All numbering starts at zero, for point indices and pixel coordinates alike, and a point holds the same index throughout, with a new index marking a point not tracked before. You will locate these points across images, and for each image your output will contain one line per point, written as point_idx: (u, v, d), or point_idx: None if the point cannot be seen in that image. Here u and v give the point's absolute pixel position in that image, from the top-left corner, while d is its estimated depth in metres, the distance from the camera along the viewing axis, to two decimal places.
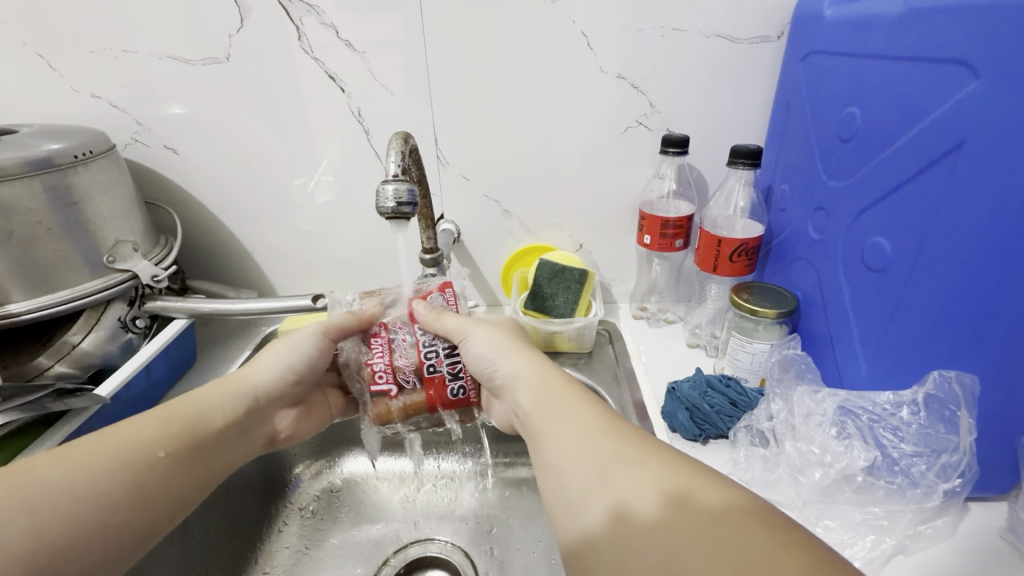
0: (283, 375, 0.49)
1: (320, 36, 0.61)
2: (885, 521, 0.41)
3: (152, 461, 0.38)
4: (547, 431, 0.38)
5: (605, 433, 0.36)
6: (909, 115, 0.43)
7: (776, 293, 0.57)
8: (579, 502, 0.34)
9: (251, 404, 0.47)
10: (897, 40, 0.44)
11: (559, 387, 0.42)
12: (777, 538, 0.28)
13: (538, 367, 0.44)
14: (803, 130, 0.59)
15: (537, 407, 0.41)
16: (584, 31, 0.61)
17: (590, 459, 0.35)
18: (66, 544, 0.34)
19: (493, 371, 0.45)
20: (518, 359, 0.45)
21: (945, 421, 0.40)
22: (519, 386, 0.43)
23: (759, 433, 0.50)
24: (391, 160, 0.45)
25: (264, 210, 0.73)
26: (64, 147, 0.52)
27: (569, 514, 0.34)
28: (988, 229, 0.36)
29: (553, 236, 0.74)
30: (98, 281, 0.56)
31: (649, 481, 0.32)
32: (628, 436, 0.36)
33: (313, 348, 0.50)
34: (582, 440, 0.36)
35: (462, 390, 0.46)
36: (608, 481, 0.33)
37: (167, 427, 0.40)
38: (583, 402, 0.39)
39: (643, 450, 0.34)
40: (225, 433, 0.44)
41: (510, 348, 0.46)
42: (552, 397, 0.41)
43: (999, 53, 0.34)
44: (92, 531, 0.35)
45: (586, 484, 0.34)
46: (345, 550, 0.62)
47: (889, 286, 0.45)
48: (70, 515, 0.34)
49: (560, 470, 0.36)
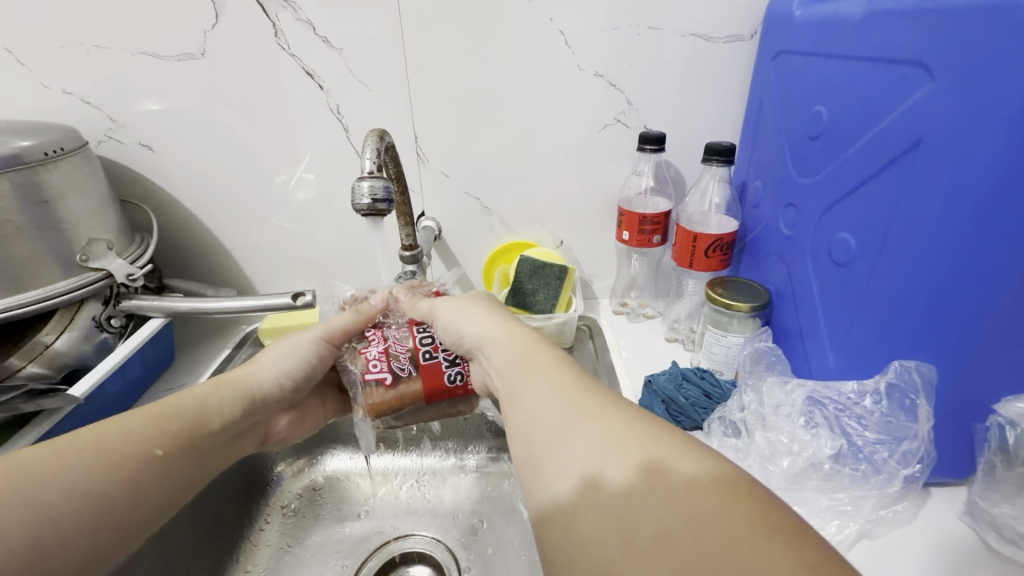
0: (279, 380, 0.50)
1: (297, 32, 0.61)
2: (849, 507, 0.43)
3: (147, 459, 0.38)
4: (517, 391, 0.38)
5: (572, 391, 0.35)
6: (872, 114, 0.44)
7: (749, 287, 0.58)
8: (544, 461, 0.33)
9: (250, 405, 0.48)
10: (860, 42, 0.45)
11: (528, 344, 0.42)
12: (744, 506, 0.26)
13: (503, 326, 0.44)
14: (774, 128, 0.60)
15: (507, 368, 0.40)
16: (561, 29, 0.61)
17: (557, 417, 0.34)
18: (54, 539, 0.32)
19: (462, 338, 0.46)
20: (484, 322, 0.45)
21: (905, 409, 0.42)
22: (488, 348, 0.43)
23: (733, 424, 0.51)
24: (366, 157, 0.45)
25: (243, 208, 0.72)
26: (34, 144, 0.51)
27: (536, 471, 0.33)
28: (944, 225, 0.37)
29: (533, 233, 0.75)
30: (71, 281, 0.55)
31: (612, 444, 0.31)
32: (596, 393, 0.35)
33: (313, 356, 0.51)
34: (550, 398, 0.36)
35: (461, 376, 0.47)
36: (573, 438, 0.32)
37: (164, 426, 0.40)
38: (552, 362, 0.39)
39: (609, 407, 0.33)
40: (219, 434, 0.44)
41: (475, 313, 0.46)
42: (522, 356, 0.40)
43: (954, 55, 0.36)
44: (82, 527, 0.34)
45: (553, 440, 0.33)
46: (327, 547, 0.62)
47: (854, 280, 0.46)
48: (65, 508, 0.33)
49: (529, 429, 0.35)
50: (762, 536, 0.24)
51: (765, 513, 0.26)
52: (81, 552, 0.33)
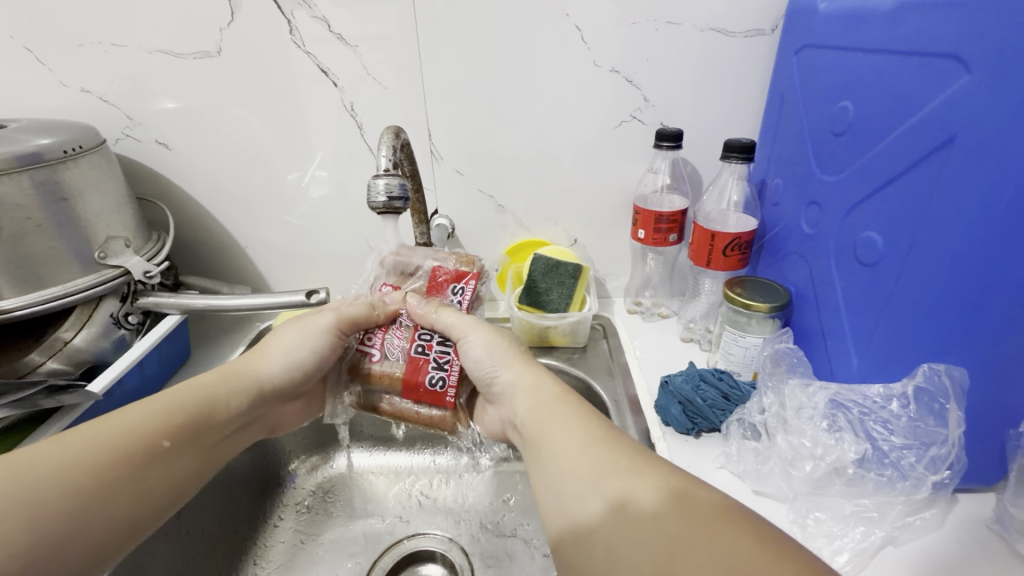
0: (287, 372, 0.48)
1: (312, 30, 0.61)
2: (874, 513, 0.42)
3: (154, 452, 0.38)
4: (542, 438, 0.38)
5: (600, 442, 0.35)
6: (901, 109, 0.43)
7: (769, 286, 0.57)
8: (575, 514, 0.33)
9: (257, 400, 0.47)
10: (889, 35, 0.44)
11: (551, 392, 0.41)
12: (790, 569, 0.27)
13: (536, 376, 0.43)
14: (797, 124, 0.58)
15: (532, 416, 0.40)
16: (577, 24, 0.60)
17: (585, 470, 0.34)
18: (54, 541, 0.33)
19: (493, 377, 0.44)
20: (518, 369, 0.44)
21: (934, 414, 0.41)
22: (517, 395, 0.42)
23: (752, 426, 0.50)
24: (382, 155, 0.45)
25: (257, 205, 0.72)
26: (53, 142, 0.52)
27: (564, 516, 0.34)
28: (978, 223, 0.36)
29: (547, 231, 0.74)
30: (90, 278, 0.56)
31: (646, 492, 0.31)
32: (625, 445, 0.35)
33: (323, 347, 0.48)
34: (577, 449, 0.35)
35: (441, 382, 0.44)
36: (604, 488, 0.33)
37: (171, 417, 0.41)
38: (575, 408, 0.39)
39: (641, 460, 0.33)
40: (224, 429, 0.44)
41: (507, 355, 0.45)
42: (546, 405, 0.40)
43: (992, 47, 0.34)
44: (86, 526, 0.34)
45: (581, 496, 0.33)
46: (340, 544, 0.62)
47: (882, 280, 0.45)
48: (67, 502, 0.34)
49: (554, 479, 0.35)
50: None
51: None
52: (91, 545, 0.35)
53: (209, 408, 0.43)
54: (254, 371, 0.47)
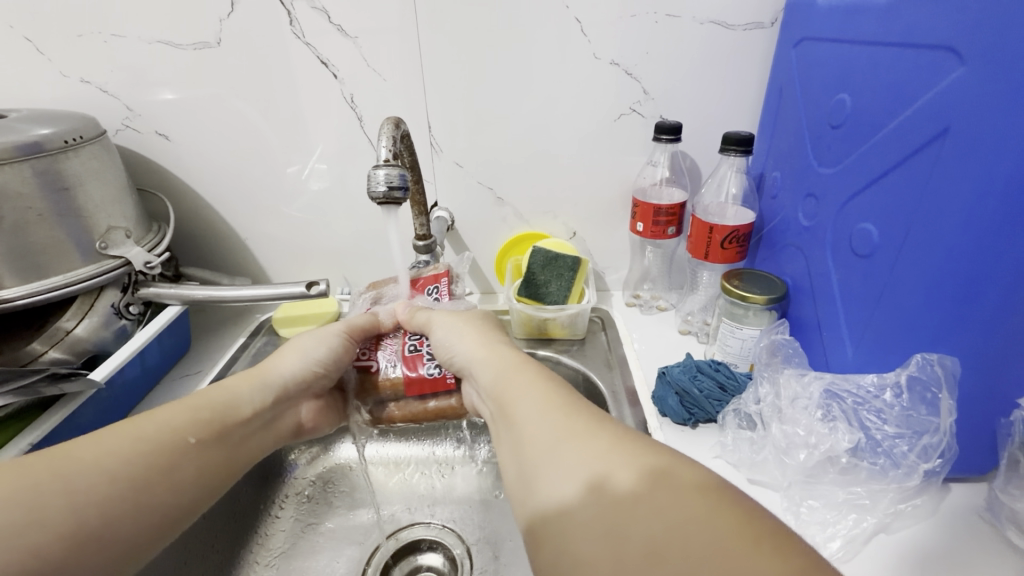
0: (308, 368, 0.50)
1: (312, 22, 0.61)
2: (867, 501, 0.42)
3: (183, 446, 0.39)
4: (507, 413, 0.38)
5: (557, 411, 0.36)
6: (897, 102, 0.43)
7: (766, 279, 0.58)
8: (536, 484, 0.33)
9: (280, 393, 0.48)
10: (886, 27, 0.44)
11: (514, 365, 0.42)
12: (732, 520, 0.26)
13: (492, 348, 0.45)
14: (795, 117, 0.59)
15: (496, 387, 0.41)
16: (577, 17, 0.60)
17: (543, 438, 0.34)
18: (100, 526, 0.33)
19: (452, 356, 0.47)
20: (474, 342, 0.46)
21: (926, 403, 0.41)
22: (477, 367, 0.44)
23: (747, 416, 0.51)
24: (382, 145, 0.45)
25: (257, 197, 0.72)
26: (54, 132, 0.52)
27: (531, 484, 0.33)
28: (971, 212, 0.36)
29: (546, 224, 0.74)
30: (91, 267, 0.56)
31: (595, 457, 0.31)
32: (582, 411, 0.35)
33: (339, 346, 0.51)
34: (538, 418, 0.36)
35: (438, 370, 0.49)
36: (558, 456, 0.32)
37: (197, 415, 0.41)
38: (536, 381, 0.39)
39: (593, 425, 0.34)
40: (251, 422, 0.45)
41: (467, 332, 0.48)
42: (507, 378, 0.41)
43: (985, 40, 0.35)
44: (127, 513, 0.34)
45: (540, 463, 0.33)
46: (340, 534, 0.63)
47: (875, 271, 0.46)
48: (106, 489, 0.34)
49: (518, 452, 0.35)
50: (747, 543, 0.25)
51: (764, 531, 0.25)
52: (122, 545, 0.34)
53: (231, 405, 0.44)
54: (277, 367, 0.49)
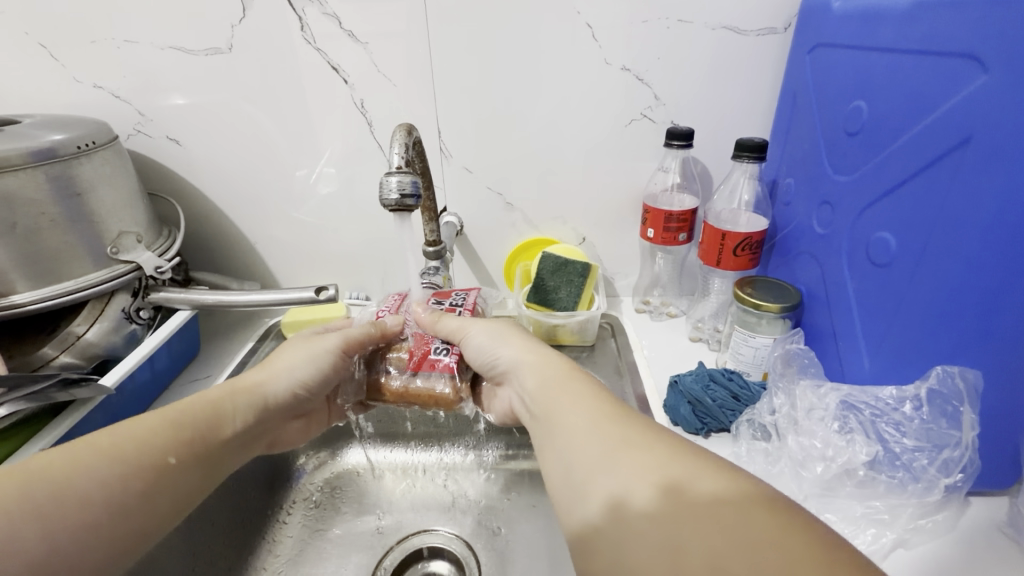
0: (292, 389, 0.49)
1: (323, 27, 0.61)
2: (886, 515, 0.41)
3: (163, 467, 0.38)
4: (554, 419, 0.38)
5: (610, 421, 0.35)
6: (916, 109, 0.43)
7: (779, 287, 0.57)
8: (586, 491, 0.32)
9: (261, 416, 0.46)
10: (905, 34, 0.44)
11: (562, 374, 0.41)
12: (800, 539, 0.26)
13: (541, 355, 0.44)
14: (809, 123, 0.58)
15: (543, 394, 0.40)
16: (588, 22, 0.60)
17: (595, 446, 0.34)
18: (71, 554, 0.33)
19: (495, 360, 0.47)
20: (518, 346, 0.46)
21: (948, 416, 0.40)
22: (522, 371, 0.44)
23: (761, 427, 0.51)
24: (394, 152, 0.45)
25: (267, 202, 0.73)
26: (67, 138, 0.52)
27: (574, 493, 0.33)
28: (994, 223, 0.35)
29: (556, 229, 0.74)
30: (102, 273, 0.56)
31: (653, 466, 0.31)
32: (636, 422, 0.35)
33: (327, 365, 0.50)
34: (588, 427, 0.35)
35: (445, 352, 0.49)
36: (612, 465, 0.32)
37: (178, 433, 0.40)
38: (586, 390, 0.39)
39: (649, 435, 0.33)
40: (231, 444, 0.43)
41: (513, 338, 0.47)
42: (555, 386, 0.40)
43: (1009, 48, 0.34)
44: (102, 537, 0.34)
45: (592, 469, 0.33)
46: (348, 540, 0.62)
47: (893, 281, 0.45)
48: (78, 516, 0.33)
49: (565, 457, 0.35)
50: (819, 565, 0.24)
51: (813, 544, 0.25)
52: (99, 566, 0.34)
53: (215, 422, 0.42)
54: (262, 382, 0.47)
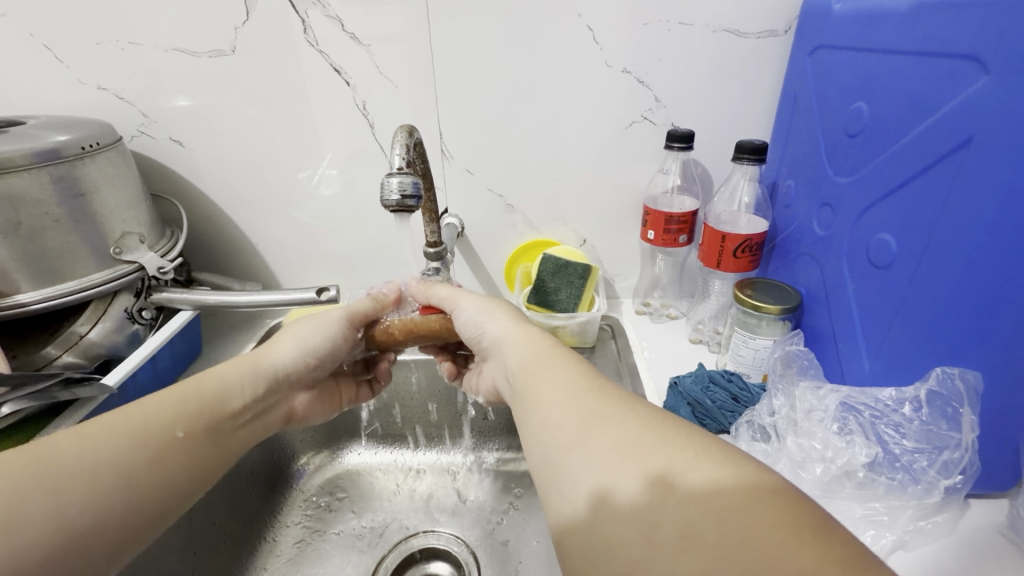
0: (303, 357, 0.50)
1: (325, 29, 0.61)
2: (885, 517, 0.41)
3: (172, 428, 0.38)
4: (533, 394, 0.37)
5: (589, 394, 0.35)
6: (917, 111, 0.43)
7: (780, 288, 0.57)
8: (566, 467, 0.32)
9: (272, 382, 0.47)
10: (905, 35, 0.44)
11: (544, 351, 0.40)
12: (764, 501, 0.25)
13: (524, 332, 0.43)
14: (809, 125, 0.58)
15: (523, 370, 0.40)
16: (589, 24, 0.60)
17: (573, 420, 0.33)
18: (83, 510, 0.32)
19: (482, 334, 0.46)
20: (505, 323, 0.45)
21: (947, 418, 0.40)
22: (505, 349, 0.43)
23: (761, 428, 0.49)
24: (396, 153, 0.45)
25: (268, 203, 0.73)
26: (71, 139, 0.52)
27: (555, 483, 0.32)
28: (993, 223, 0.36)
29: (556, 231, 0.74)
30: (105, 273, 0.57)
31: (624, 437, 0.30)
32: (613, 394, 0.34)
33: (336, 335, 0.51)
34: (568, 400, 0.35)
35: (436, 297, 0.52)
36: (590, 438, 0.32)
37: (184, 399, 0.40)
38: (566, 364, 0.38)
39: (625, 407, 0.33)
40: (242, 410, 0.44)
41: (498, 312, 0.47)
42: (538, 363, 0.39)
43: (1008, 50, 0.34)
44: (111, 498, 0.34)
45: (569, 445, 0.32)
46: (348, 540, 0.62)
47: (894, 283, 0.45)
48: (93, 474, 0.33)
49: (547, 428, 0.34)
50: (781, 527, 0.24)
51: (781, 505, 0.25)
52: (109, 530, 0.33)
53: (223, 394, 0.43)
54: (262, 356, 0.47)
